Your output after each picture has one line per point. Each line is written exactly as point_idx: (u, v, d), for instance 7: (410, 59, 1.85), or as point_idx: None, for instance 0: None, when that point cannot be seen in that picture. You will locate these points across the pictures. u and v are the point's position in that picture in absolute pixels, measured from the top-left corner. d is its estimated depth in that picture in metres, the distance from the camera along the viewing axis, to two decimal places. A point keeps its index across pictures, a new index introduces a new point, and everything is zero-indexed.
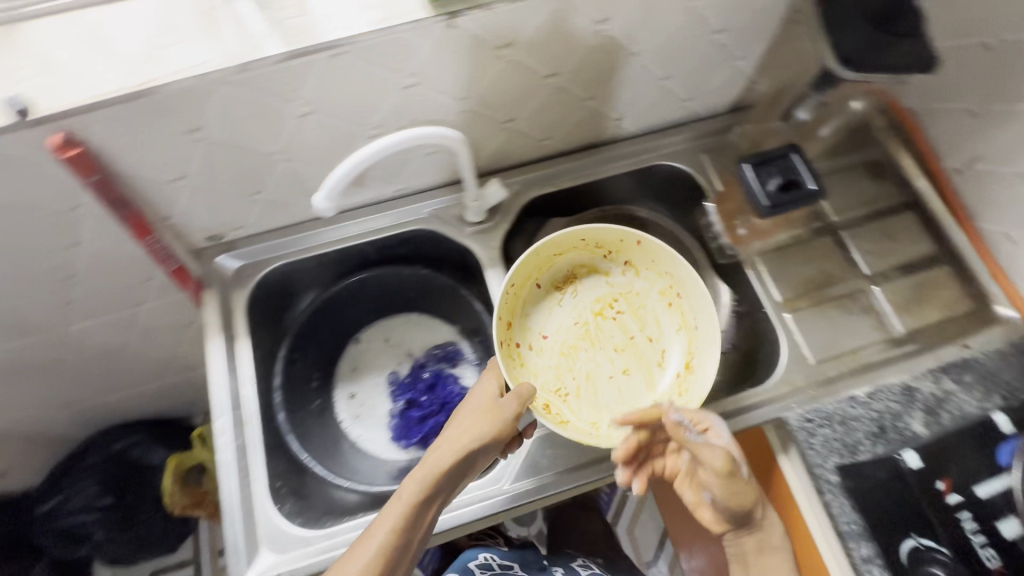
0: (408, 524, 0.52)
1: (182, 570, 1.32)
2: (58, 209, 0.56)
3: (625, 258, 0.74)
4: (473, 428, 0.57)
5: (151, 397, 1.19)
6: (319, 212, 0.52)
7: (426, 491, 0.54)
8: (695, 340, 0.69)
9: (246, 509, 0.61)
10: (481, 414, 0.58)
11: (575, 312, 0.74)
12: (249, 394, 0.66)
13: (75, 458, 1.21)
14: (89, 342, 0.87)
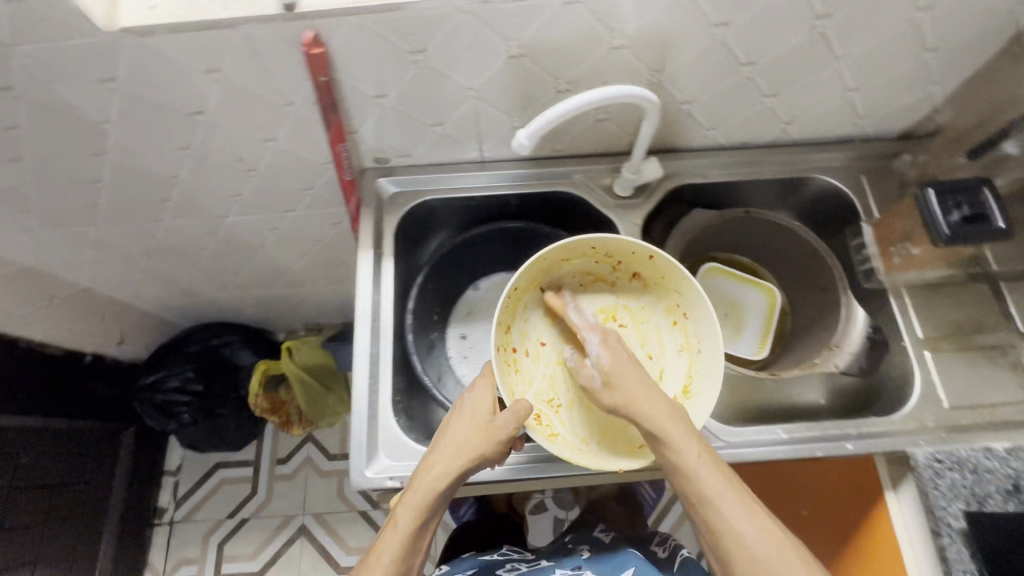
0: (409, 546, 0.57)
1: (244, 468, 1.42)
2: (275, 103, 0.61)
3: (632, 270, 0.75)
4: (469, 444, 0.60)
5: (255, 299, 1.29)
6: (517, 149, 0.55)
7: (424, 511, 0.58)
8: (696, 365, 0.70)
9: (372, 411, 0.66)
10: (478, 430, 0.60)
11: (575, 322, 0.77)
12: (388, 309, 0.70)
13: (175, 343, 1.32)
14: (233, 236, 0.94)
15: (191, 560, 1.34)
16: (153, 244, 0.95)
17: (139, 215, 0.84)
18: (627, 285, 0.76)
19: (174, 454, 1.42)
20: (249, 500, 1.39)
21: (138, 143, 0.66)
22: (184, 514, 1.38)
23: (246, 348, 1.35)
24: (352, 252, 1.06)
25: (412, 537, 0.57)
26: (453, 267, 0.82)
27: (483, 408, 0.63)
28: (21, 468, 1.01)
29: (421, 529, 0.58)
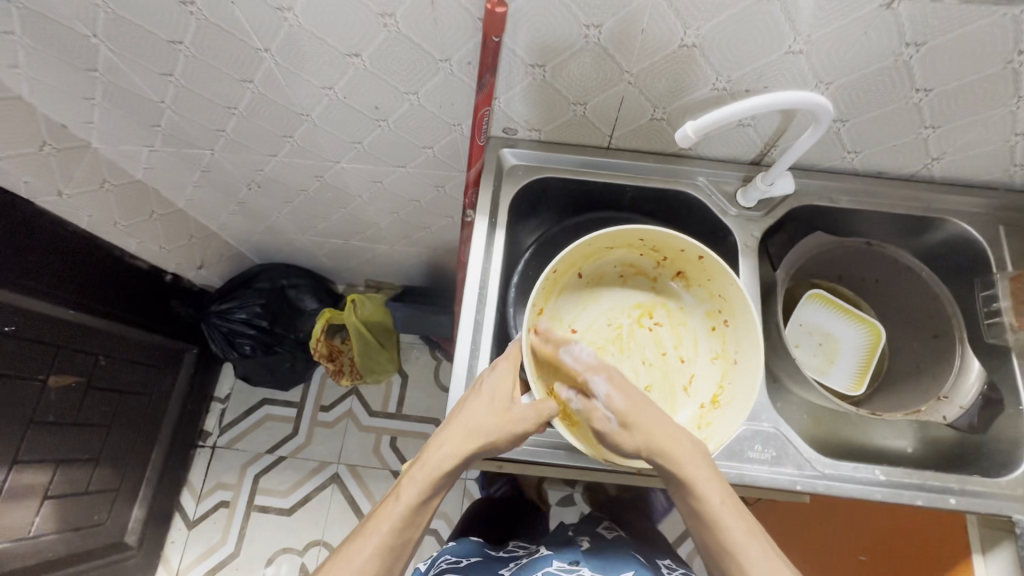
0: (410, 517, 0.59)
1: (288, 409, 1.46)
2: (433, 57, 0.61)
3: (676, 268, 0.74)
4: (488, 428, 0.60)
5: (328, 249, 1.30)
6: (679, 140, 0.53)
7: (430, 487, 0.59)
8: (730, 375, 0.69)
9: (468, 375, 0.67)
10: (493, 418, 0.61)
11: (610, 314, 0.75)
12: (495, 279, 0.71)
13: (248, 276, 1.35)
14: (336, 183, 0.96)
15: (227, 487, 1.39)
16: (258, 177, 0.97)
17: (258, 147, 0.86)
18: (667, 283, 0.76)
19: (225, 382, 1.47)
20: (289, 440, 1.43)
21: (287, 75, 0.67)
22: (227, 441, 1.42)
23: (311, 294, 1.37)
24: (441, 218, 1.07)
25: (413, 510, 0.59)
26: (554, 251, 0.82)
27: (503, 393, 0.62)
28: (97, 368, 1.07)
29: (423, 504, 0.60)
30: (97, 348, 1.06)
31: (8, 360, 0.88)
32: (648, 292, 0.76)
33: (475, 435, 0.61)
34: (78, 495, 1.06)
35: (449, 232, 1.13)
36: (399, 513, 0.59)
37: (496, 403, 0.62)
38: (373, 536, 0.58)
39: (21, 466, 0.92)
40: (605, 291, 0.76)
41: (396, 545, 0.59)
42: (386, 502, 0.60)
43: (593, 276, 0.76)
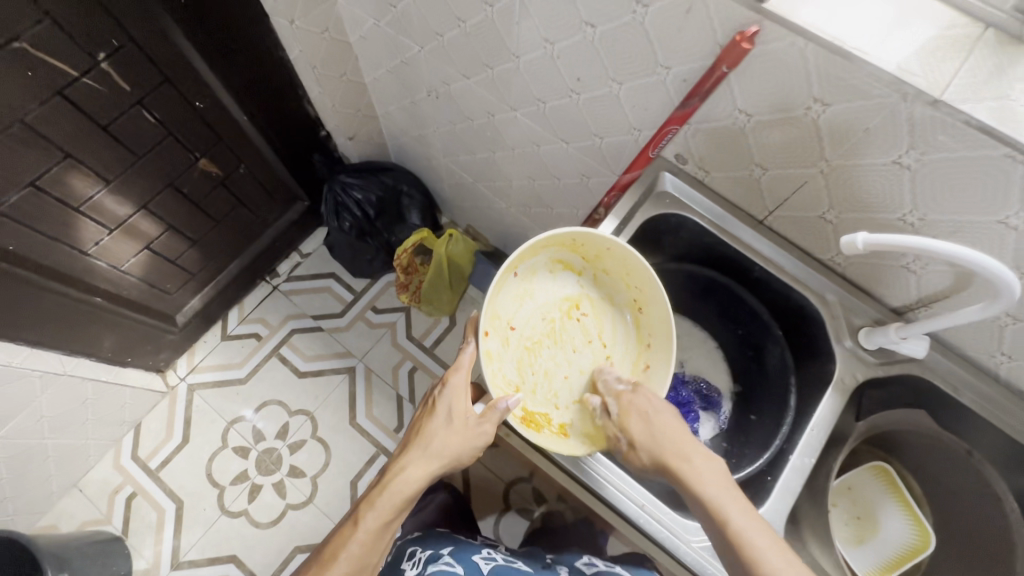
0: (375, 535, 0.72)
1: (347, 293, 1.56)
2: (657, 59, 0.63)
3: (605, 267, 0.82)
4: (449, 447, 0.75)
5: (456, 180, 1.38)
6: (844, 244, 0.52)
7: (394, 508, 0.73)
8: (645, 356, 0.80)
9: None
10: (454, 439, 0.75)
11: (544, 308, 0.83)
12: None
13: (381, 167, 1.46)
14: (502, 128, 1.01)
15: (268, 325, 1.52)
16: (443, 89, 1.04)
17: (460, 64, 0.92)
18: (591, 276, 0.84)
19: (313, 242, 1.60)
20: (332, 318, 1.53)
21: (524, 15, 0.72)
22: (287, 288, 1.56)
23: (417, 211, 1.47)
24: (566, 206, 1.09)
25: (378, 530, 0.73)
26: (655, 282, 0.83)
27: (458, 417, 0.77)
28: (235, 173, 1.20)
29: (385, 525, 0.73)
30: (243, 157, 1.19)
31: (183, 127, 1.02)
32: (575, 284, 0.84)
33: (438, 454, 0.75)
34: (168, 261, 1.20)
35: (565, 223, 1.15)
36: (360, 538, 0.71)
37: (455, 416, 0.77)
38: (338, 558, 0.70)
39: (146, 212, 1.06)
40: (538, 285, 0.83)
41: (358, 568, 0.71)
42: (347, 531, 0.72)
43: (526, 274, 0.81)
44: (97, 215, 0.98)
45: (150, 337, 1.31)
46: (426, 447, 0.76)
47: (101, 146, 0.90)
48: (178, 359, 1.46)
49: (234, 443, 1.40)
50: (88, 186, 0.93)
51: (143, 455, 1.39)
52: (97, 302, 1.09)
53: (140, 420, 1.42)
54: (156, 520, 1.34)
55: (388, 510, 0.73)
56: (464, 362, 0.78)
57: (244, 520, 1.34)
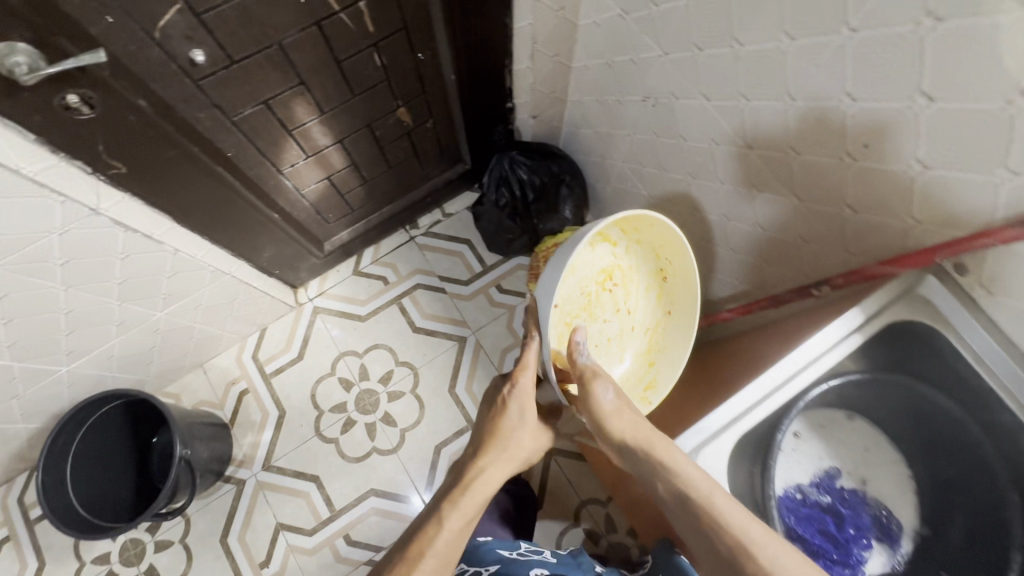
0: (463, 534, 0.75)
1: (477, 263, 1.56)
2: (1009, 160, 0.53)
3: (640, 238, 0.98)
4: (522, 442, 0.85)
5: (627, 188, 1.31)
6: None
7: (479, 503, 0.79)
8: (665, 320, 1.01)
9: (721, 426, 0.67)
10: (525, 436, 0.85)
11: (582, 282, 0.99)
12: (804, 377, 0.68)
13: (551, 151, 1.42)
14: (720, 160, 0.92)
15: (396, 273, 1.55)
16: (665, 100, 0.97)
17: (706, 82, 0.84)
18: (623, 250, 1.01)
19: (457, 204, 1.60)
20: (456, 283, 1.54)
21: (832, 62, 0.63)
22: (422, 242, 1.57)
23: (572, 205, 1.42)
24: (750, 262, 1.00)
25: (464, 528, 0.75)
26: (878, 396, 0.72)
27: (525, 417, 0.86)
28: (422, 126, 1.20)
29: (468, 522, 0.76)
30: (434, 112, 1.19)
31: (399, 75, 1.01)
32: (609, 257, 1.01)
33: (513, 451, 0.85)
34: (339, 194, 1.23)
35: (737, 275, 1.06)
36: (449, 536, 0.73)
37: (523, 415, 0.86)
38: (428, 554, 0.71)
39: (339, 146, 1.08)
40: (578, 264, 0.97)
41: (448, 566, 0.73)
42: (432, 529, 0.74)
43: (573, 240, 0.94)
44: (303, 141, 1.01)
45: (299, 257, 1.37)
46: (502, 447, 0.84)
47: (330, 79, 0.92)
48: (311, 280, 1.53)
49: (341, 374, 1.47)
50: (305, 113, 0.95)
51: (261, 358, 1.49)
52: (273, 217, 1.14)
53: (266, 325, 1.51)
54: (259, 421, 1.44)
55: (473, 507, 0.77)
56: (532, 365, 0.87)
57: (334, 448, 1.41)
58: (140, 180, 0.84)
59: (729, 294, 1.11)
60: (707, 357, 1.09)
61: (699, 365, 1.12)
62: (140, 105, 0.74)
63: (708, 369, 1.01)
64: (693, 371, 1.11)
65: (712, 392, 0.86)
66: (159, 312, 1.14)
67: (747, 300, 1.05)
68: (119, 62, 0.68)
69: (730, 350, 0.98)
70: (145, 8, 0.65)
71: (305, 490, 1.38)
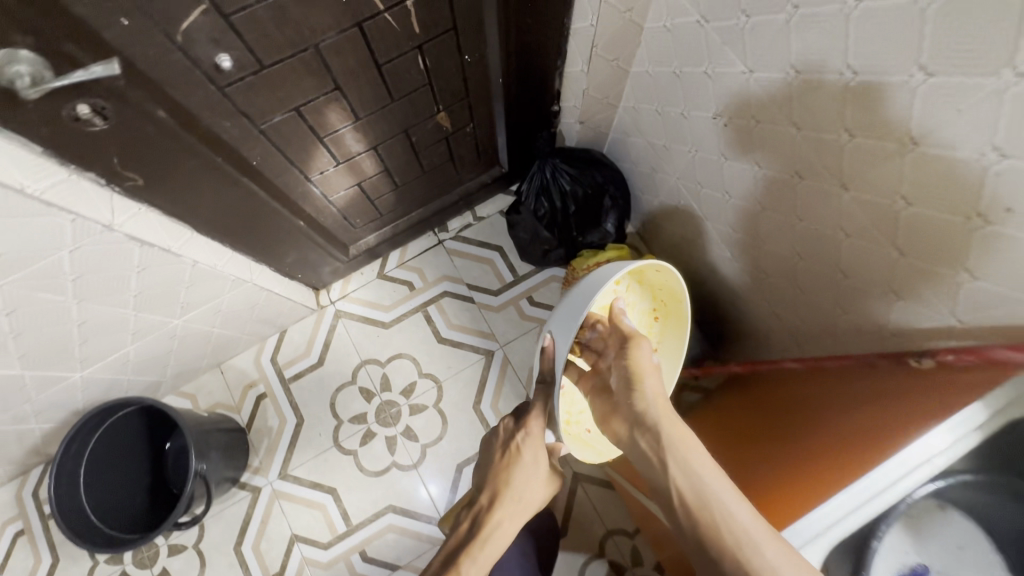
0: None
1: (508, 273, 1.47)
2: None
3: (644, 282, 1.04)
4: (537, 489, 0.91)
5: (679, 205, 1.20)
6: None
7: (496, 554, 0.85)
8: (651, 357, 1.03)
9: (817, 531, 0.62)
10: (536, 485, 0.91)
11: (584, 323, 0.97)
12: (913, 480, 0.62)
13: (597, 159, 1.31)
14: (802, 196, 0.81)
15: (423, 279, 1.48)
16: (741, 122, 0.86)
17: (798, 110, 0.73)
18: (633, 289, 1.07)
19: (490, 208, 1.50)
20: (485, 293, 1.46)
21: (981, 109, 0.52)
22: (451, 247, 1.49)
23: (615, 218, 1.32)
24: (823, 306, 0.90)
25: None
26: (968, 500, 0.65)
27: (535, 461, 0.91)
28: (461, 131, 1.10)
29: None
30: (475, 116, 1.09)
31: (442, 79, 0.91)
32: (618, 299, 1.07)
33: (526, 500, 0.90)
34: (369, 200, 1.15)
35: (805, 317, 0.96)
36: None
37: (535, 462, 0.91)
38: None
39: (373, 152, 0.99)
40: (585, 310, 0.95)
41: None
42: None
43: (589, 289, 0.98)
44: (334, 149, 0.92)
45: (323, 261, 1.30)
46: (513, 498, 0.90)
47: (368, 84, 0.82)
48: (333, 282, 1.47)
49: (362, 383, 1.41)
50: (339, 119, 0.86)
51: (280, 362, 1.43)
52: (298, 225, 1.06)
53: (286, 327, 1.45)
54: (276, 428, 1.39)
55: (488, 558, 0.84)
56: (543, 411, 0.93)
57: (353, 461, 1.36)
58: (157, 193, 0.76)
59: (795, 334, 1.02)
60: (756, 394, 1.02)
61: (745, 398, 1.06)
62: (159, 115, 0.66)
63: (760, 414, 0.94)
64: (740, 407, 1.04)
65: (781, 457, 0.79)
66: (177, 318, 1.08)
67: (819, 347, 0.95)
68: (137, 69, 0.60)
69: (785, 395, 0.92)
70: (166, 8, 0.56)
71: (321, 502, 1.34)
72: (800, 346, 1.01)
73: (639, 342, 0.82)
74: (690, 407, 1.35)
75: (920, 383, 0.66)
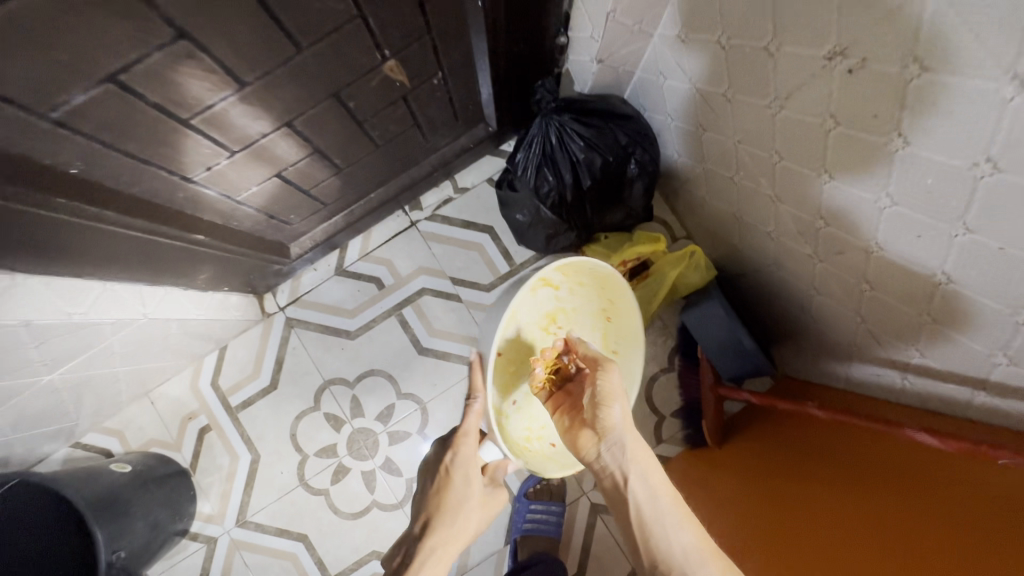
0: None
1: (502, 261, 1.15)
2: None
3: (580, 283, 0.87)
4: (473, 518, 0.82)
5: (736, 174, 0.87)
6: None
7: None
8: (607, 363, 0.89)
9: None
10: (476, 509, 0.84)
11: (523, 329, 0.87)
12: None
13: (617, 105, 0.95)
14: (982, 197, 0.50)
15: (395, 274, 1.16)
16: (880, 72, 0.52)
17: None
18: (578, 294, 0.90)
19: (474, 176, 1.16)
20: (475, 289, 1.15)
21: None
22: (426, 230, 1.16)
23: (643, 187, 0.98)
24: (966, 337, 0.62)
25: None
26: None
27: (472, 479, 0.84)
28: (426, 85, 0.74)
29: None
30: (446, 61, 0.72)
31: (385, 6, 0.55)
32: (555, 297, 0.89)
33: (462, 528, 0.82)
34: (301, 191, 0.80)
35: (933, 347, 0.67)
36: None
37: (470, 481, 0.83)
38: None
39: (288, 130, 0.64)
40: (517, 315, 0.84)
41: None
42: None
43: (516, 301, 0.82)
44: (216, 133, 0.57)
45: (256, 267, 0.98)
46: (447, 525, 0.81)
47: (243, 23, 0.46)
48: (281, 284, 1.15)
49: (328, 408, 1.14)
50: (209, 88, 0.51)
51: (224, 387, 1.15)
52: (197, 240, 0.73)
53: (227, 343, 1.16)
54: (228, 467, 1.14)
55: None
56: (473, 426, 0.81)
57: (325, 502, 1.12)
58: None
59: (905, 363, 0.74)
60: (815, 437, 0.84)
61: (799, 437, 0.88)
62: None
63: (795, 458, 0.84)
64: (794, 451, 0.86)
65: (812, 540, 0.70)
66: (47, 375, 0.78)
67: (954, 393, 0.68)
68: None
69: (856, 461, 0.74)
70: None
71: (292, 551, 1.11)
72: (912, 377, 0.74)
73: (610, 366, 0.74)
74: (730, 418, 1.13)
75: (964, 516, 0.56)
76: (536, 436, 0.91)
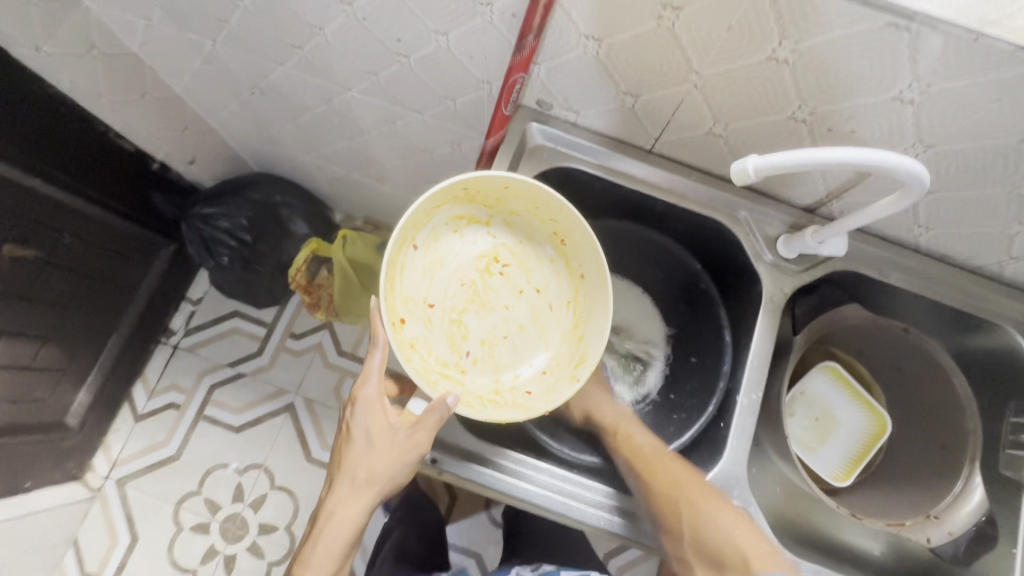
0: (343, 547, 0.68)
1: (258, 327, 1.41)
2: None
3: (513, 208, 0.72)
4: (388, 464, 0.64)
5: (330, 177, 1.23)
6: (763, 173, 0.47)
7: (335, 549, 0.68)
8: (563, 325, 0.73)
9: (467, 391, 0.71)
10: (380, 461, 0.64)
11: (459, 271, 0.72)
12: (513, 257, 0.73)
13: (240, 180, 1.25)
14: (347, 112, 0.86)
15: (182, 390, 1.36)
16: (263, 84, 0.87)
17: (264, 49, 0.76)
18: (519, 219, 0.73)
19: (201, 285, 1.42)
20: (251, 360, 1.39)
21: None
22: (189, 344, 1.39)
23: (304, 218, 1.26)
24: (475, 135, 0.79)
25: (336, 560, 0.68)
26: (615, 245, 0.78)
27: (378, 426, 0.65)
28: (60, 246, 1.00)
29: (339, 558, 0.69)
30: (65, 226, 1.00)
31: None
32: (485, 230, 0.74)
33: (372, 481, 0.66)
34: (22, 368, 1.02)
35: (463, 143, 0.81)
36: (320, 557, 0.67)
37: (373, 434, 0.65)
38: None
39: None
40: (443, 243, 0.72)
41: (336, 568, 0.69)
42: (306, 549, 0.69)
43: (428, 243, 0.71)
44: None
45: (43, 450, 1.15)
46: (350, 477, 0.67)
47: None
48: (95, 459, 1.30)
49: (191, 521, 1.29)
50: None
51: (93, 570, 1.25)
52: None
53: (76, 535, 1.26)
54: None
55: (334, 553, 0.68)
56: (373, 368, 0.64)
57: None
58: None
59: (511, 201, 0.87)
60: None
61: None
62: None
63: None
64: None
65: None
66: None
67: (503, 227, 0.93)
68: None
69: None
70: None
71: None
72: None
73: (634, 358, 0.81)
74: None
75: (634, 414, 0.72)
76: (508, 385, 0.71)
